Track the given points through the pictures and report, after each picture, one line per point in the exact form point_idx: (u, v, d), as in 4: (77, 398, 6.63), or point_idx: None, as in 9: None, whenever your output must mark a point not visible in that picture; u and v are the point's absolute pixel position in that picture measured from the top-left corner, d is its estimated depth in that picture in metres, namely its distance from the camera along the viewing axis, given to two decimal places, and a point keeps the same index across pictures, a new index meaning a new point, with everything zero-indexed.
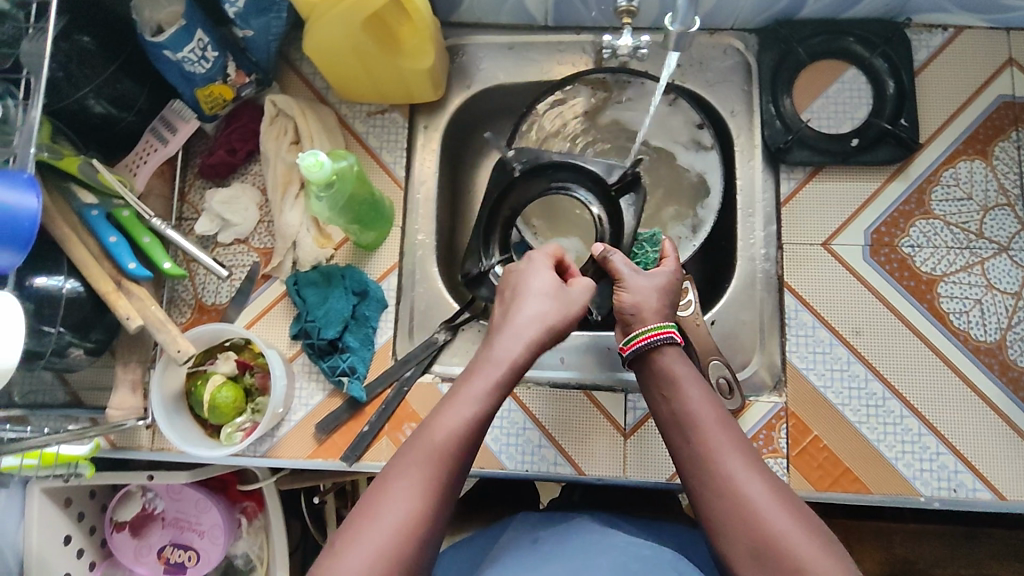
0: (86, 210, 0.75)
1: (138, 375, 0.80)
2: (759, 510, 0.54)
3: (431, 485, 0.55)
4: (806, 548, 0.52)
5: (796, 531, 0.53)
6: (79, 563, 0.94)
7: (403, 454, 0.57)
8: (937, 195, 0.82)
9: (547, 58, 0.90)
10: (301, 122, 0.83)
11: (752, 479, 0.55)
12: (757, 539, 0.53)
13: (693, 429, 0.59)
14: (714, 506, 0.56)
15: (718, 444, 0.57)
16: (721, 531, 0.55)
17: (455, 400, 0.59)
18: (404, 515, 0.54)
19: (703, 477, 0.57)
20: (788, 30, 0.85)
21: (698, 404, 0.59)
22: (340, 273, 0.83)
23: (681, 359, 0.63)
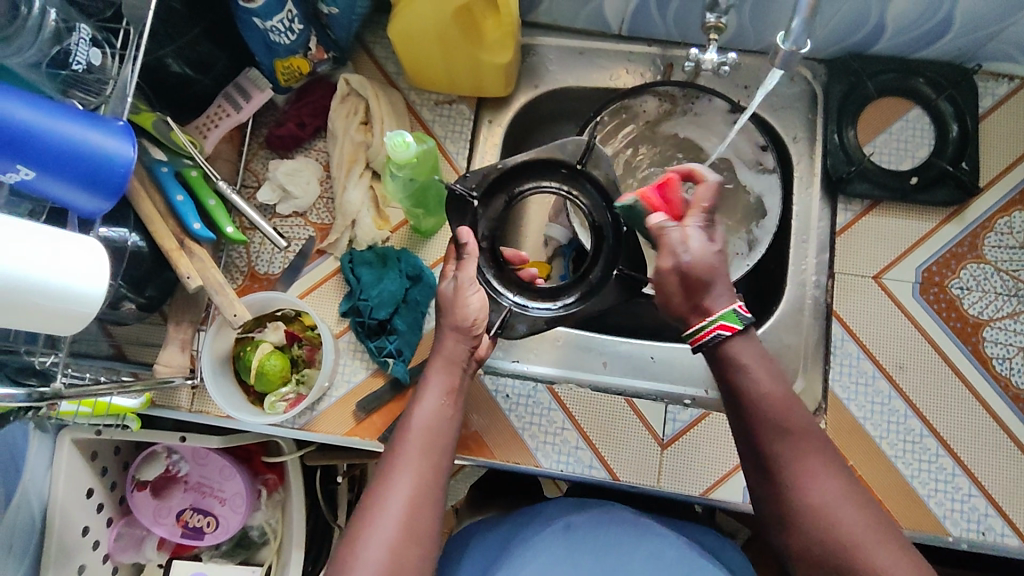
0: (156, 165, 0.75)
1: (187, 336, 0.79)
2: (834, 512, 0.57)
3: (422, 473, 0.61)
4: (876, 551, 0.55)
5: (867, 532, 0.56)
6: (98, 519, 0.94)
7: (396, 448, 0.63)
8: (990, 241, 0.83)
9: (615, 66, 0.91)
10: (373, 103, 0.84)
11: (829, 485, 0.58)
12: (831, 543, 0.56)
13: (772, 435, 0.60)
14: (789, 508, 0.58)
15: (795, 445, 0.59)
16: (793, 532, 0.58)
17: (424, 397, 0.65)
18: (405, 503, 0.59)
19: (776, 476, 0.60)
20: (859, 64, 0.86)
21: (780, 405, 0.60)
22: (395, 255, 0.83)
23: (754, 348, 0.62)
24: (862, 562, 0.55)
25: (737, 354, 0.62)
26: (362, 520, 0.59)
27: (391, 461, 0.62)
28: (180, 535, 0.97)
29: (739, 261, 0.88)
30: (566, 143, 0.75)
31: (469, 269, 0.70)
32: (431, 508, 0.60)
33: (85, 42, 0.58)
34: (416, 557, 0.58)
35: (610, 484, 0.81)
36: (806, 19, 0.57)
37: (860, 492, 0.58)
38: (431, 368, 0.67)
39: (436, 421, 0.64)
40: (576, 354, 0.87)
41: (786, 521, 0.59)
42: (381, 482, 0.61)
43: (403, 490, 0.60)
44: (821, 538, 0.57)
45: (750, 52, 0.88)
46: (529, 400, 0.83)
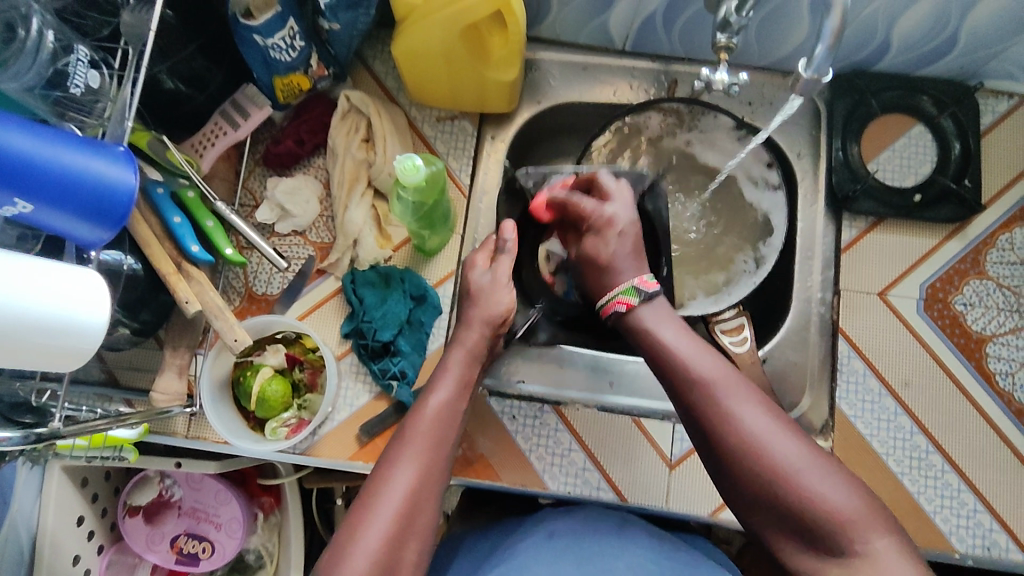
0: (152, 186, 0.72)
1: (185, 361, 0.76)
2: (769, 454, 0.53)
3: (427, 462, 0.61)
4: (822, 488, 0.52)
5: (805, 468, 0.52)
6: (89, 546, 0.91)
7: (401, 439, 0.62)
8: (992, 257, 0.84)
9: (618, 81, 0.90)
10: (374, 120, 0.82)
11: (760, 426, 0.54)
12: (771, 487, 0.53)
13: (688, 389, 0.58)
14: (726, 463, 0.55)
15: (739, 406, 0.56)
16: (761, 503, 0.54)
17: (433, 391, 0.66)
18: (411, 493, 0.58)
19: (729, 444, 0.55)
20: (863, 80, 0.87)
21: (690, 356, 0.59)
22: (399, 275, 0.82)
23: (661, 313, 0.64)
24: (805, 501, 0.51)
25: (643, 319, 0.64)
26: (363, 507, 0.57)
27: (397, 450, 0.61)
28: (175, 562, 0.95)
29: (746, 278, 0.88)
30: (628, 172, 0.84)
31: (502, 268, 0.75)
32: (433, 502, 0.60)
33: (83, 64, 0.56)
34: (411, 551, 0.57)
35: (618, 505, 0.79)
36: (830, 48, 0.57)
37: (798, 434, 0.55)
38: (448, 362, 0.69)
39: (444, 415, 0.64)
40: (582, 373, 0.85)
41: (728, 478, 0.56)
42: (384, 472, 0.59)
43: (406, 479, 0.59)
44: (758, 483, 0.53)
45: (755, 69, 0.88)
46: (535, 422, 0.82)
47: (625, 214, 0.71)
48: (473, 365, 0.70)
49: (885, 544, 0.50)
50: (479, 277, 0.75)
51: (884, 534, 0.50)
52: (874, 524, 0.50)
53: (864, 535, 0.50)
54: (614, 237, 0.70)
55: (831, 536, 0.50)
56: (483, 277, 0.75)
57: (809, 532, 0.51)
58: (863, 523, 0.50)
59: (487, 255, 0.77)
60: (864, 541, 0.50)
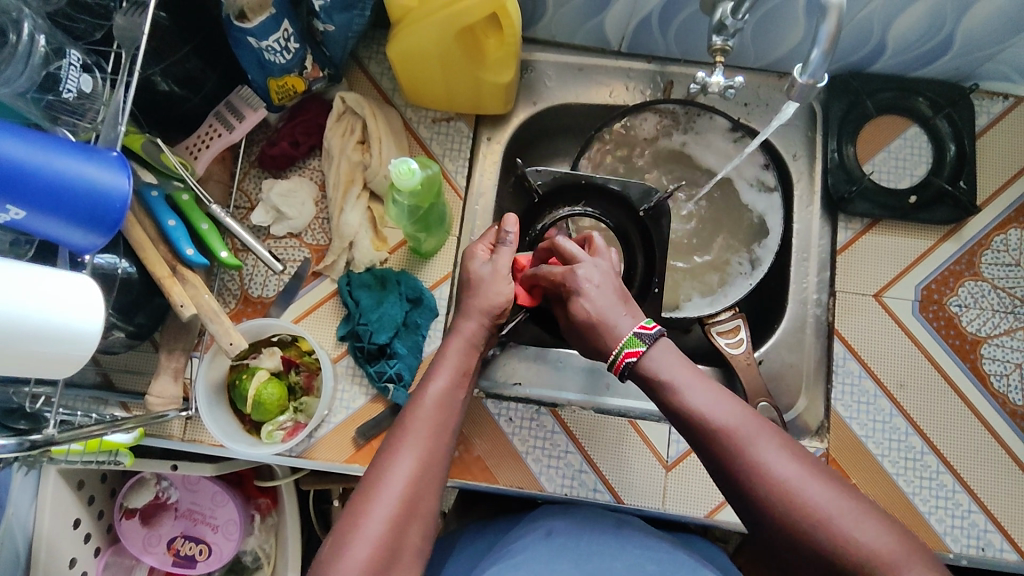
0: (147, 189, 0.72)
1: (181, 364, 0.76)
2: (799, 501, 0.52)
3: (428, 450, 0.60)
4: (856, 529, 0.51)
5: (837, 510, 0.52)
6: (85, 549, 0.91)
7: (400, 428, 0.61)
8: (987, 259, 0.84)
9: (614, 82, 0.90)
10: (369, 122, 0.82)
11: (786, 472, 0.54)
12: (807, 535, 0.52)
13: (709, 440, 0.57)
14: (757, 513, 0.54)
15: (765, 454, 0.55)
16: (800, 550, 0.53)
17: (433, 377, 0.65)
18: (412, 478, 0.57)
19: (760, 494, 0.54)
20: (859, 82, 0.87)
21: (706, 407, 0.58)
22: (395, 277, 0.81)
23: (668, 357, 0.61)
24: (842, 546, 0.51)
25: (652, 371, 0.61)
26: (364, 495, 0.56)
27: (398, 437, 0.60)
28: (171, 564, 0.95)
29: (741, 279, 0.88)
30: (636, 186, 0.83)
31: (504, 259, 0.71)
32: (433, 487, 0.59)
33: (75, 69, 0.56)
34: (415, 536, 0.57)
35: (615, 507, 0.80)
36: (825, 52, 0.57)
37: (823, 474, 0.54)
38: (445, 350, 0.68)
39: (445, 402, 0.63)
40: (578, 375, 0.86)
41: (760, 528, 0.55)
42: (385, 460, 0.58)
43: (406, 468, 0.58)
44: (796, 532, 0.52)
45: (750, 70, 0.88)
46: (532, 424, 0.82)
47: (596, 271, 0.67)
48: (472, 356, 0.69)
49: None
50: (480, 267, 0.72)
51: (921, 567, 0.50)
52: (912, 561, 0.50)
53: (904, 573, 0.49)
54: (594, 291, 0.66)
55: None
56: (484, 268, 0.71)
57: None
58: (902, 561, 0.50)
59: (488, 248, 0.74)
60: None
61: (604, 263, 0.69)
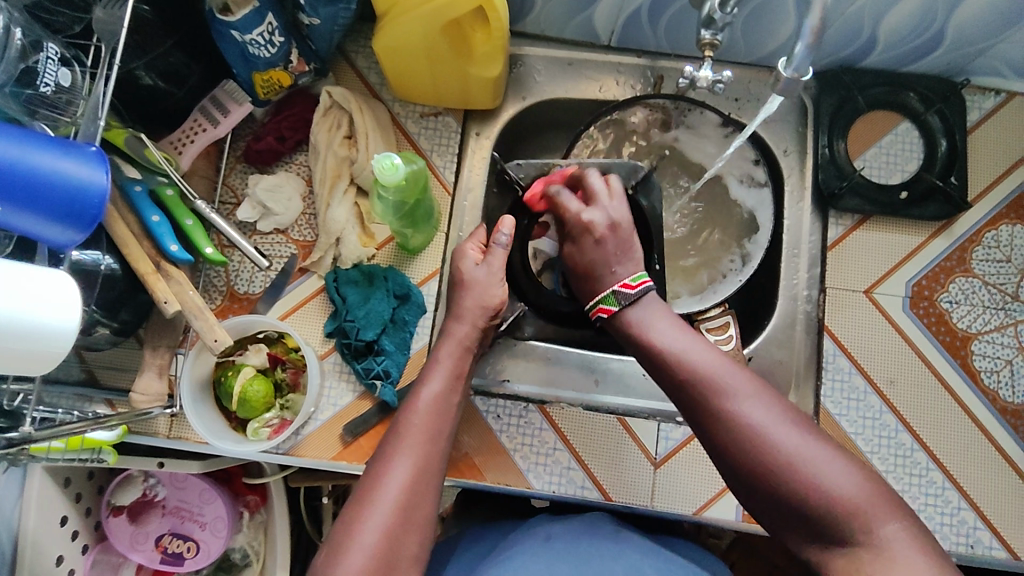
0: (130, 184, 0.71)
1: (165, 361, 0.75)
2: (770, 445, 0.54)
3: (423, 457, 0.60)
4: (825, 475, 0.52)
5: (807, 454, 0.53)
6: (73, 546, 0.91)
7: (394, 435, 0.61)
8: (978, 255, 0.83)
9: (604, 77, 0.89)
10: (356, 117, 0.81)
11: (759, 417, 0.55)
12: (775, 479, 0.53)
13: (685, 386, 0.58)
14: (728, 456, 0.56)
15: (740, 399, 0.56)
16: (768, 494, 0.54)
17: (426, 384, 0.65)
18: (407, 487, 0.58)
19: (734, 437, 0.55)
20: (850, 77, 0.86)
21: (683, 353, 0.59)
22: (382, 274, 0.81)
23: (647, 311, 0.63)
24: (809, 490, 0.52)
25: (632, 323, 0.63)
26: (359, 502, 0.57)
27: (392, 445, 0.61)
28: (160, 561, 0.95)
29: (732, 276, 0.87)
30: (623, 165, 0.81)
31: (496, 261, 0.73)
32: (429, 495, 0.59)
33: (53, 62, 0.55)
34: (413, 544, 0.57)
35: (603, 504, 0.79)
36: (809, 46, 0.57)
37: (796, 419, 0.56)
38: (438, 354, 0.68)
39: (440, 410, 0.64)
40: (566, 371, 0.85)
41: (731, 472, 0.56)
42: (378, 468, 0.59)
43: (400, 477, 0.58)
44: (767, 475, 0.54)
45: (740, 65, 0.87)
46: (520, 421, 0.81)
47: (605, 217, 0.69)
48: (465, 359, 0.69)
49: (890, 528, 0.50)
50: (473, 270, 0.73)
51: (889, 518, 0.51)
52: (880, 510, 0.51)
53: (868, 523, 0.51)
54: (591, 245, 0.69)
55: (842, 524, 0.51)
56: (478, 271, 0.72)
57: (816, 523, 0.52)
58: (869, 509, 0.51)
59: (479, 247, 0.75)
60: (870, 529, 0.51)
61: (618, 206, 0.70)
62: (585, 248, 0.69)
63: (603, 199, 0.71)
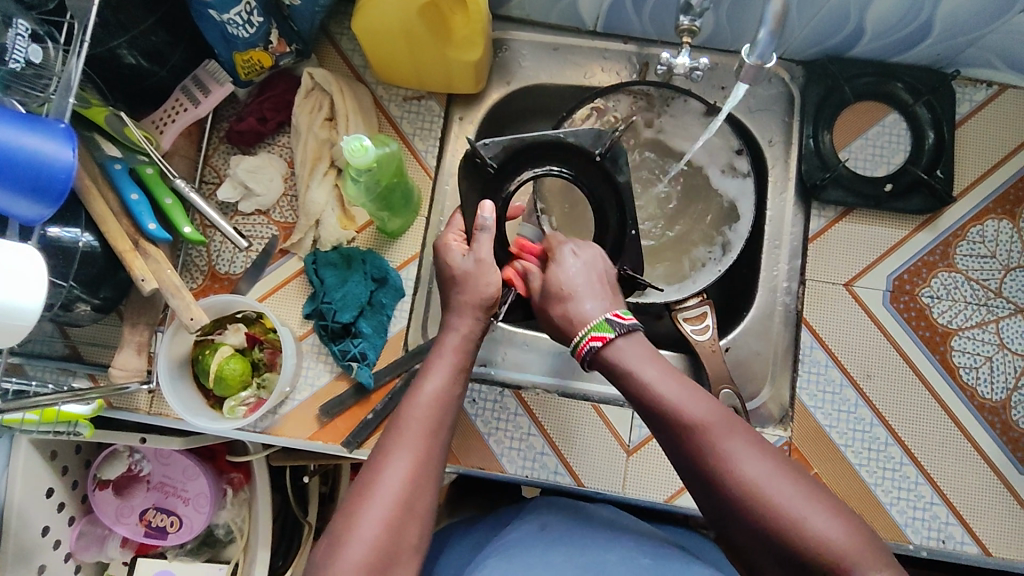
0: (109, 162, 0.72)
1: (144, 338, 0.77)
2: (769, 502, 0.51)
3: (425, 454, 0.58)
4: (826, 534, 0.49)
5: (806, 513, 0.50)
6: (59, 518, 0.92)
7: (393, 432, 0.59)
8: (962, 250, 0.83)
9: (589, 63, 0.88)
10: (337, 99, 0.81)
11: (757, 473, 0.52)
12: (774, 538, 0.50)
13: (679, 436, 0.55)
14: (725, 513, 0.52)
15: (730, 446, 0.53)
16: (762, 547, 0.51)
17: (429, 376, 0.62)
18: (407, 481, 0.56)
19: (725, 486, 0.52)
20: (837, 67, 0.85)
21: (679, 401, 0.56)
22: (360, 256, 0.81)
23: (640, 353, 0.60)
24: (809, 551, 0.49)
25: (625, 364, 0.59)
26: (359, 495, 0.56)
27: (393, 437, 0.59)
28: (143, 534, 0.96)
29: (711, 265, 0.87)
30: (586, 131, 0.77)
31: (485, 248, 0.68)
32: (429, 485, 0.58)
33: (23, 39, 0.56)
34: (413, 535, 0.56)
35: (575, 490, 0.80)
36: (772, 32, 0.60)
37: (790, 470, 0.53)
38: (443, 345, 0.65)
39: (443, 398, 0.61)
40: (543, 357, 0.86)
41: (726, 527, 0.53)
42: (378, 464, 0.57)
43: (400, 473, 0.56)
44: (759, 527, 0.51)
45: (727, 53, 0.87)
46: (495, 405, 0.82)
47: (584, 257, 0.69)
48: (468, 350, 0.66)
49: None
50: (462, 262, 0.69)
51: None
52: (877, 566, 0.48)
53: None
54: (575, 263, 0.67)
55: None
56: (467, 261, 0.69)
57: None
58: (867, 565, 0.48)
59: (463, 239, 0.72)
60: None
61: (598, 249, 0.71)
62: (568, 264, 0.67)
63: (582, 240, 0.71)
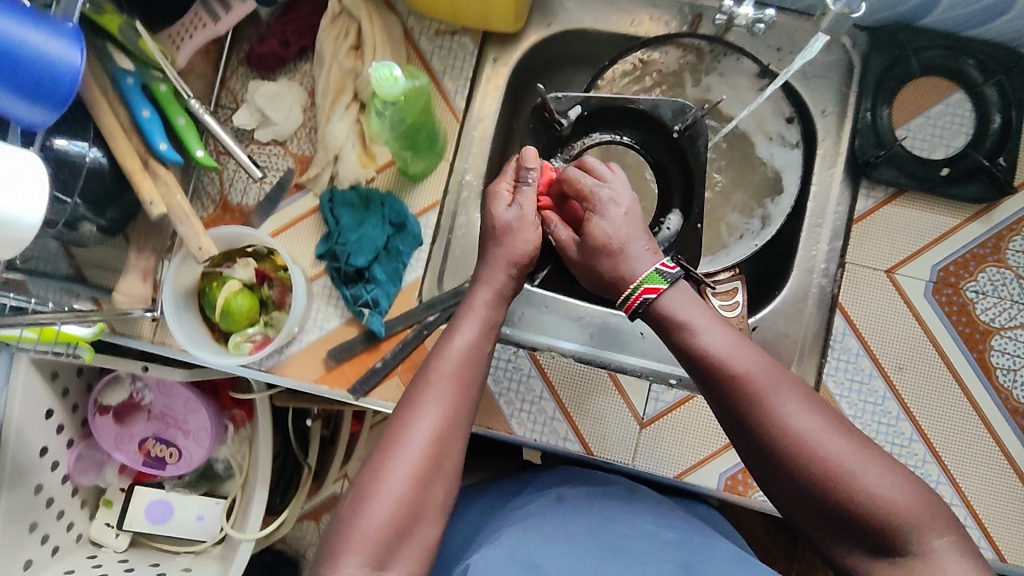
0: (121, 75, 0.68)
1: (150, 265, 0.74)
2: (820, 455, 0.51)
3: (455, 409, 0.56)
4: (879, 488, 0.49)
5: (860, 468, 0.50)
6: (58, 439, 0.91)
7: (420, 384, 0.57)
8: (1015, 245, 0.78)
9: (638, 10, 0.82)
10: (365, 27, 0.76)
11: (806, 424, 0.52)
12: (825, 490, 0.50)
13: (729, 389, 0.54)
14: (772, 466, 0.52)
15: (783, 401, 0.52)
16: (813, 505, 0.51)
17: (457, 331, 0.60)
18: (435, 436, 0.54)
19: (778, 443, 0.52)
20: (906, 36, 0.79)
21: (726, 352, 0.55)
22: (379, 198, 0.77)
23: (686, 300, 0.58)
24: (857, 503, 0.49)
25: (669, 312, 0.57)
26: (386, 450, 0.53)
27: (420, 390, 0.56)
28: (141, 463, 0.96)
29: (747, 238, 0.84)
30: (668, 103, 0.77)
31: (530, 205, 0.66)
32: (457, 441, 0.56)
33: None
34: (440, 492, 0.54)
35: (584, 458, 0.78)
36: None
37: (842, 423, 0.53)
38: (472, 298, 0.62)
39: (470, 356, 0.59)
40: (561, 322, 0.83)
41: (777, 486, 0.53)
42: (404, 418, 0.55)
43: (427, 428, 0.54)
44: (812, 483, 0.51)
45: (786, 10, 0.81)
46: (508, 365, 0.79)
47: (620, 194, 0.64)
48: (496, 308, 0.63)
49: (944, 540, 0.48)
50: (505, 212, 0.65)
51: (941, 530, 0.49)
52: (931, 521, 0.49)
53: (923, 533, 0.48)
54: (619, 216, 0.62)
55: (894, 537, 0.48)
56: (511, 213, 0.65)
57: (868, 538, 0.50)
58: (923, 520, 0.48)
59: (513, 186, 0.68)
60: (922, 540, 0.48)
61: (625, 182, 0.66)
62: (612, 219, 0.62)
63: (608, 179, 0.65)
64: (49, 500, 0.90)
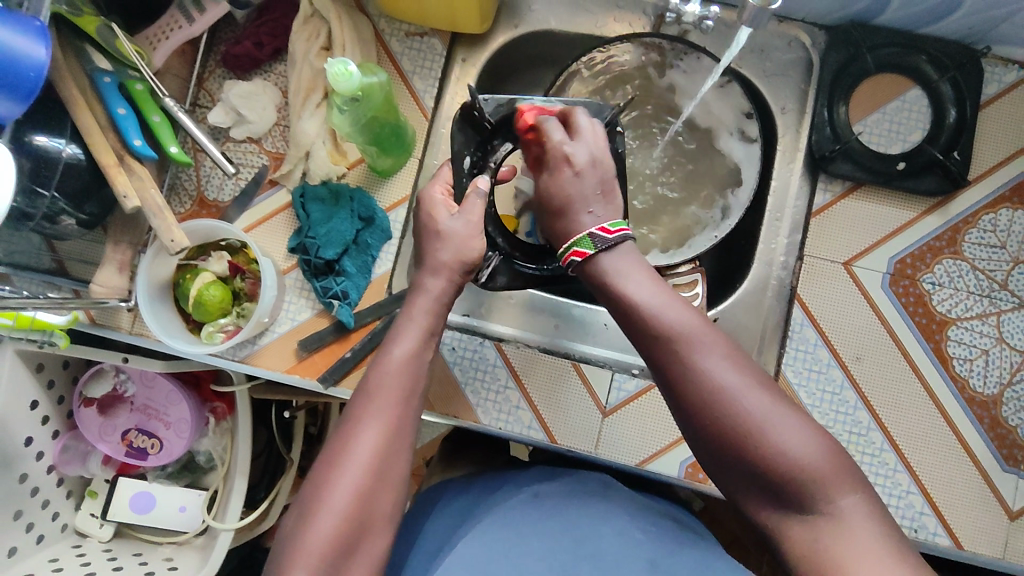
0: (98, 75, 0.71)
1: (126, 257, 0.77)
2: (736, 410, 0.51)
3: (396, 424, 0.56)
4: (788, 441, 0.49)
5: (775, 427, 0.50)
6: (43, 431, 0.94)
7: (361, 401, 0.57)
8: (971, 238, 0.79)
9: (603, 13, 0.85)
10: (335, 27, 0.79)
11: (727, 380, 0.51)
12: (740, 446, 0.50)
13: (655, 343, 0.54)
14: (690, 419, 0.53)
15: (707, 358, 0.52)
16: (729, 460, 0.51)
17: (398, 344, 0.60)
18: (377, 450, 0.55)
19: (698, 397, 0.52)
20: (861, 34, 0.81)
21: (657, 308, 0.55)
22: (349, 193, 0.80)
23: (624, 260, 0.58)
24: (767, 459, 0.49)
25: (605, 269, 0.57)
26: (328, 465, 0.54)
27: (360, 406, 0.56)
28: (124, 454, 0.98)
29: (709, 229, 0.85)
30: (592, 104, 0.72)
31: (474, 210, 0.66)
32: (402, 454, 0.56)
33: None
34: (385, 503, 0.54)
35: (548, 446, 0.80)
36: None
37: (764, 382, 0.52)
38: (411, 309, 0.62)
39: (412, 367, 0.59)
40: (527, 314, 0.84)
41: (697, 440, 0.53)
42: (346, 434, 0.55)
43: (369, 442, 0.55)
44: (727, 438, 0.51)
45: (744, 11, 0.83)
46: (474, 355, 0.81)
47: (587, 153, 0.61)
48: None
49: (852, 500, 0.49)
50: (447, 220, 0.65)
51: (852, 491, 0.49)
52: (842, 483, 0.49)
53: (830, 495, 0.48)
54: (568, 178, 0.61)
55: (803, 494, 0.49)
56: (453, 223, 0.65)
57: (779, 495, 0.50)
58: (833, 482, 0.49)
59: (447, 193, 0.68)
60: (829, 500, 0.48)
61: (600, 144, 0.63)
62: (560, 179, 0.61)
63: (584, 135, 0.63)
64: (35, 489, 0.93)
